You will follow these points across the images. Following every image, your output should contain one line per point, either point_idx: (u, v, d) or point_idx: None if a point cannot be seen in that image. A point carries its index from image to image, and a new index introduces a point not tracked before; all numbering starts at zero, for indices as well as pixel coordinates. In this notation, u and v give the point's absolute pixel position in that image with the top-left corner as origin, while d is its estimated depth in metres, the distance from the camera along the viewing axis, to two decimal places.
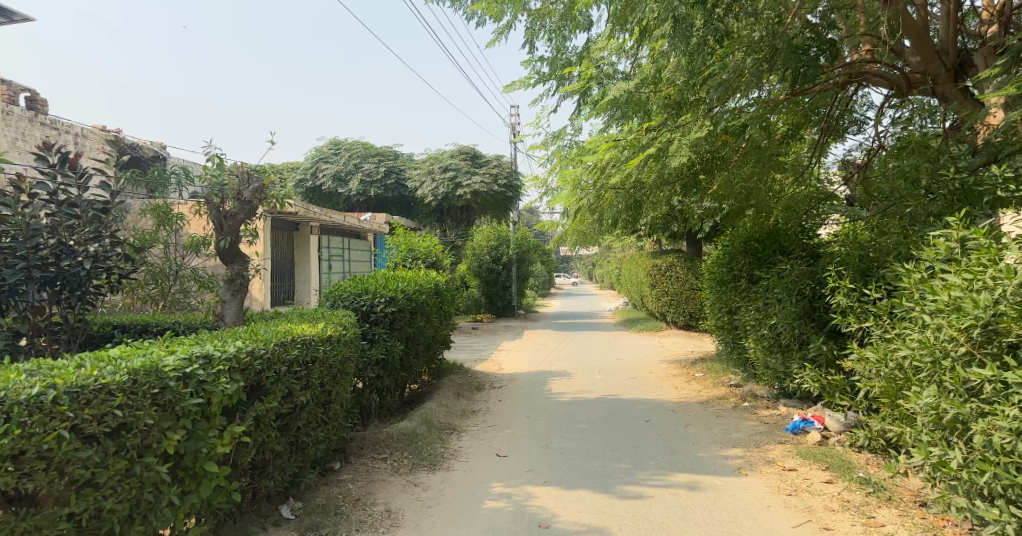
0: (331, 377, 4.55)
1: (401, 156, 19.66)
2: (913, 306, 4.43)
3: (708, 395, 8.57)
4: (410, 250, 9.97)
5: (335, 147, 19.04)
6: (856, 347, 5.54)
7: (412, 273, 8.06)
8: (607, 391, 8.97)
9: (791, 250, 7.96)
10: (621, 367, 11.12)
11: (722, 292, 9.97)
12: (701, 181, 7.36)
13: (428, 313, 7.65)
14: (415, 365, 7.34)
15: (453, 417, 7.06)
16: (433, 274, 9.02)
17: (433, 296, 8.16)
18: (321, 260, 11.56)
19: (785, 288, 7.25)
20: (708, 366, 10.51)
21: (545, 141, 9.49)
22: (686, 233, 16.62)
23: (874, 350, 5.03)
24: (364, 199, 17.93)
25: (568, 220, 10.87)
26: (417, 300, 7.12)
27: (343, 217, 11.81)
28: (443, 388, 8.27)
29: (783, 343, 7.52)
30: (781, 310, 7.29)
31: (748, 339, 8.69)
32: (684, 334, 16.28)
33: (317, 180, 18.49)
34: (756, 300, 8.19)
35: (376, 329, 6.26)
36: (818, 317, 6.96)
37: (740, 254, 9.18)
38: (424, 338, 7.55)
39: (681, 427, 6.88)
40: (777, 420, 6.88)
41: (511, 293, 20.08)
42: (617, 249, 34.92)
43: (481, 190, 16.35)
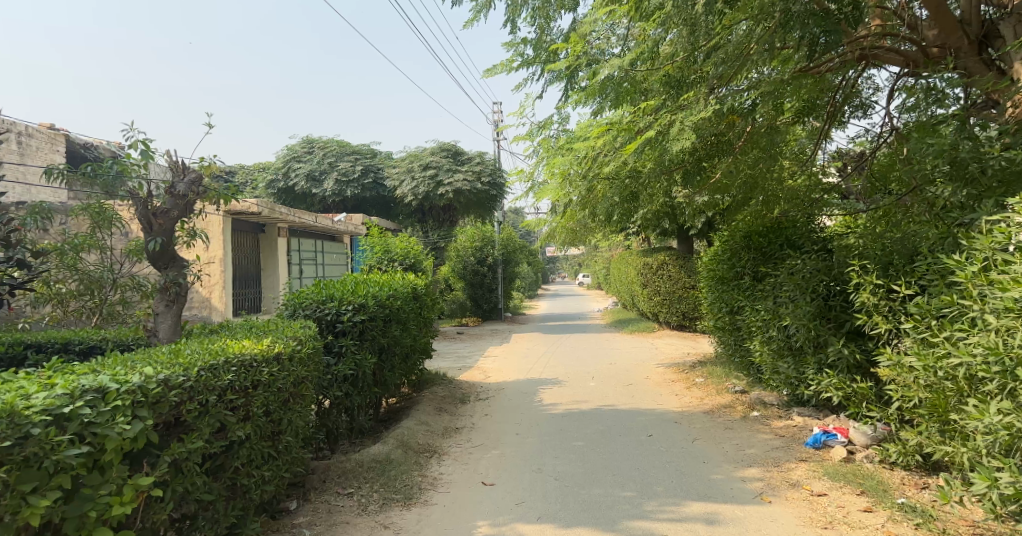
0: (283, 402, 3.82)
1: (380, 154, 18.87)
2: (972, 305, 3.80)
3: (712, 403, 7.93)
4: (386, 252, 9.15)
5: (309, 145, 18.14)
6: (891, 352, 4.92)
7: (386, 277, 7.28)
8: (603, 401, 8.28)
9: (800, 244, 7.33)
10: (616, 372, 10.45)
11: (722, 291, 9.32)
12: (703, 169, 6.70)
13: (405, 321, 6.91)
14: (392, 378, 6.61)
15: (434, 437, 6.35)
16: (413, 277, 8.26)
17: (411, 301, 7.41)
18: (289, 264, 10.75)
19: (798, 286, 6.62)
20: (708, 370, 9.85)
21: (530, 132, 8.80)
22: (677, 230, 16.01)
23: (918, 356, 4.42)
24: (340, 199, 17.11)
25: (557, 217, 10.17)
26: (392, 306, 6.38)
27: (314, 217, 11.01)
28: (423, 403, 7.54)
29: (795, 346, 6.88)
30: (793, 310, 6.65)
31: (754, 341, 8.05)
32: (678, 334, 15.64)
33: (290, 179, 17.54)
34: (763, 300, 7.55)
35: (342, 341, 5.51)
36: (835, 317, 6.34)
37: (742, 250, 8.51)
38: (401, 348, 6.82)
39: (686, 443, 6.21)
40: (794, 432, 6.23)
41: (497, 295, 19.39)
42: (604, 248, 34.34)
43: (463, 188, 15.63)
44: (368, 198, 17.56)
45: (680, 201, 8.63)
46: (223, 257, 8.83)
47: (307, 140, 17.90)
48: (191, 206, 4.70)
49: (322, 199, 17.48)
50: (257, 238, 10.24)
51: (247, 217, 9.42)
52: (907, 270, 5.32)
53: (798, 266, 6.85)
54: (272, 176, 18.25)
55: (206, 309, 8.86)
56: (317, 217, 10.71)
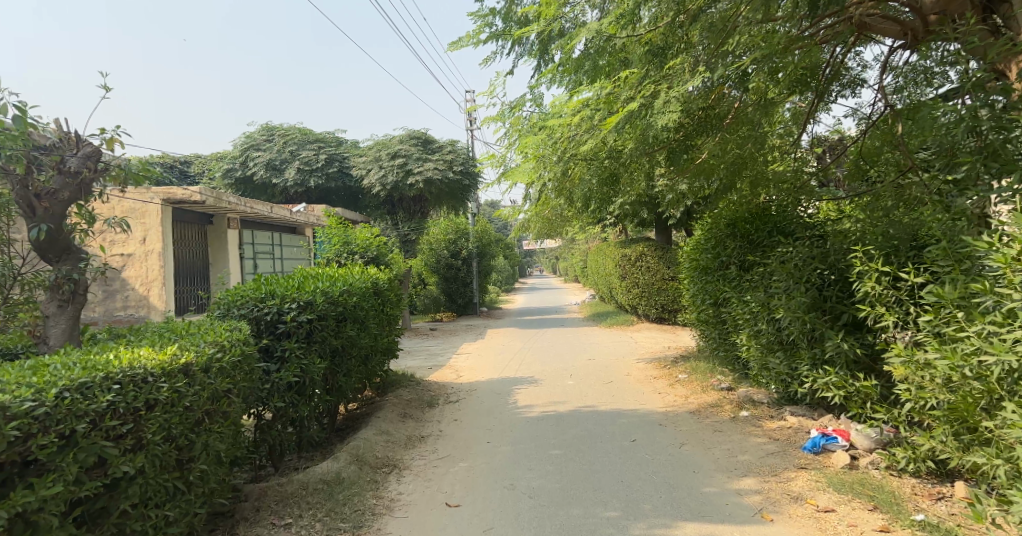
0: (196, 422, 3.18)
1: (345, 143, 18.05)
2: None
3: (698, 402, 7.38)
4: (346, 242, 8.42)
5: (269, 132, 17.20)
6: (905, 349, 4.41)
7: (342, 271, 6.59)
8: (581, 401, 7.71)
9: (791, 230, 6.81)
10: (594, 369, 9.88)
11: (705, 283, 8.79)
12: (689, 148, 6.12)
13: (363, 319, 6.24)
14: (347, 382, 5.96)
15: (394, 448, 5.71)
16: (376, 271, 7.59)
17: (371, 297, 6.74)
18: (241, 258, 10.02)
19: (793, 275, 6.08)
20: (692, 366, 9.33)
21: (501, 113, 8.15)
22: (655, 220, 15.50)
23: (943, 353, 3.90)
24: (304, 189, 16.27)
25: (531, 204, 9.54)
26: (347, 303, 5.72)
27: (270, 207, 10.24)
28: (386, 408, 6.89)
29: (789, 341, 6.33)
30: (786, 302, 6.11)
31: (741, 336, 7.51)
32: (657, 327, 15.14)
33: (248, 169, 16.53)
34: (752, 292, 7.00)
35: (286, 344, 4.84)
36: (831, 309, 5.82)
37: (727, 239, 7.97)
38: (358, 349, 6.16)
39: (671, 450, 5.66)
40: (790, 435, 5.70)
41: (472, 289, 18.83)
42: (581, 240, 33.85)
43: (434, 177, 14.93)
44: (333, 189, 16.77)
45: (661, 186, 8.05)
46: (162, 251, 8.17)
47: (267, 127, 16.95)
48: (86, 185, 4.30)
49: (283, 189, 16.59)
50: (204, 229, 9.52)
51: (190, 206, 8.70)
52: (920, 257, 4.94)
53: (791, 254, 6.31)
54: (227, 163, 17.01)
55: (144, 308, 8.26)
56: (272, 206, 9.96)
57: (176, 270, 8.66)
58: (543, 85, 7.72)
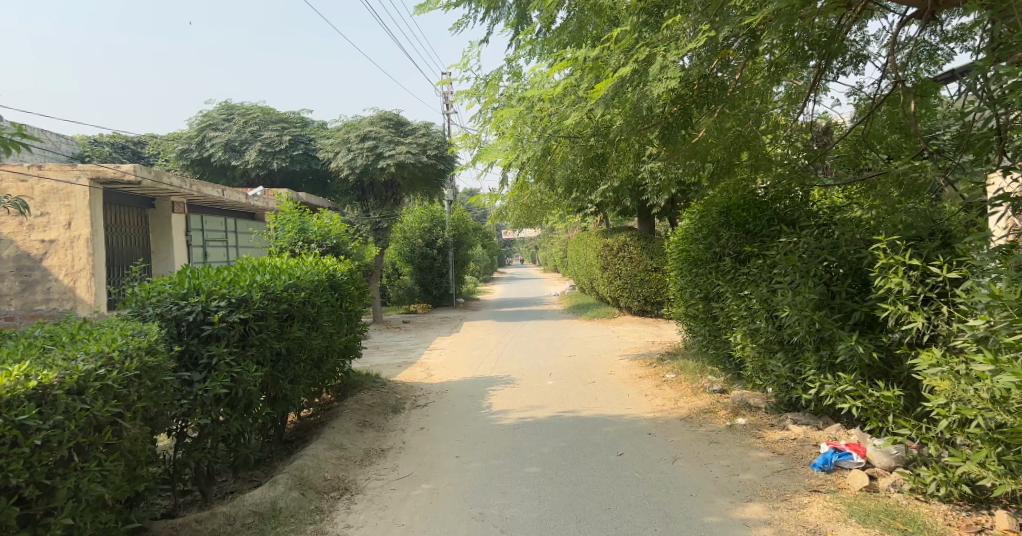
0: (57, 463, 2.61)
1: (312, 125, 17.11)
2: None
3: (689, 407, 6.75)
4: (302, 228, 7.52)
5: (229, 110, 16.17)
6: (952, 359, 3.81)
7: (290, 263, 5.79)
8: (561, 405, 7.03)
9: (794, 218, 6.17)
10: (575, 368, 9.20)
11: (695, 275, 8.16)
12: (687, 123, 5.43)
13: (314, 317, 5.49)
14: (294, 390, 5.21)
15: (347, 466, 4.98)
16: (336, 262, 6.80)
17: (326, 291, 5.98)
18: (187, 246, 9.25)
19: (799, 269, 5.43)
20: (680, 364, 8.69)
21: (475, 87, 7.38)
22: (638, 208, 14.87)
23: (1008, 366, 3.29)
24: (266, 172, 15.32)
25: (509, 189, 8.80)
26: (292, 300, 4.97)
27: (222, 191, 9.40)
28: (343, 415, 6.15)
29: (795, 342, 5.69)
30: (791, 298, 5.45)
31: (738, 334, 6.86)
32: (640, 320, 14.55)
33: (204, 150, 15.41)
34: (751, 287, 6.36)
35: (213, 350, 4.10)
36: (841, 307, 5.18)
37: (720, 228, 7.32)
38: (308, 353, 5.41)
39: (662, 466, 5.01)
40: (795, 448, 5.07)
41: (448, 280, 18.53)
42: (560, 230, 33.36)
43: (407, 161, 14.11)
44: (299, 172, 15.87)
45: (649, 169, 7.35)
46: (89, 238, 7.42)
47: (225, 106, 15.92)
48: None
49: (243, 171, 15.58)
50: (144, 213, 8.71)
51: (126, 188, 7.87)
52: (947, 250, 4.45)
53: (797, 245, 5.66)
54: (182, 144, 15.82)
55: (70, 302, 7.48)
56: (223, 190, 9.12)
57: (108, 259, 7.89)
58: (519, 57, 6.97)
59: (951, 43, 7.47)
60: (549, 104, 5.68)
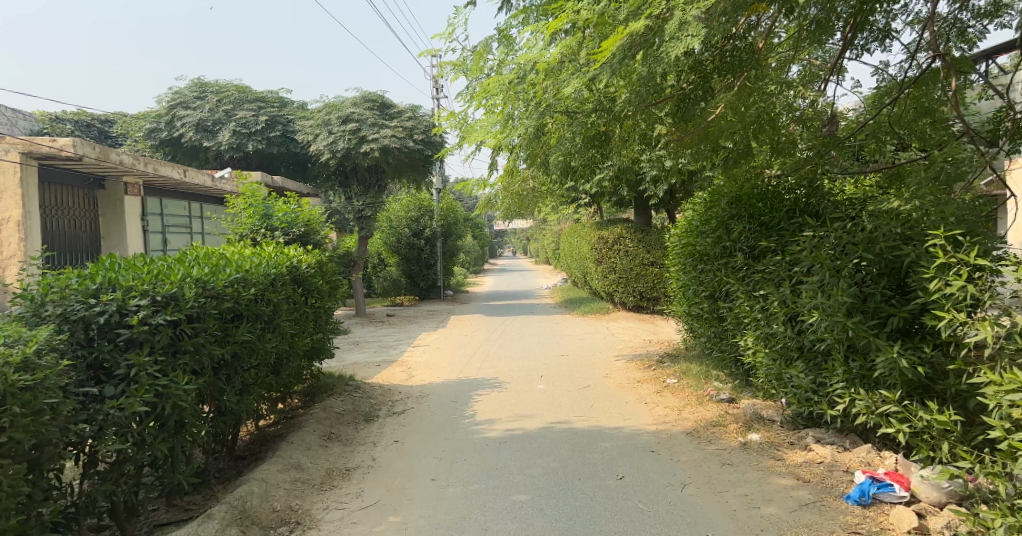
0: None
1: (292, 106, 16.26)
2: None
3: (695, 419, 6.05)
4: (265, 213, 6.72)
5: (201, 88, 15.33)
6: None
7: (240, 253, 5.03)
8: (554, 414, 6.33)
9: (818, 210, 5.49)
10: (568, 369, 8.52)
11: (701, 271, 7.48)
12: (706, 97, 4.72)
13: (269, 316, 4.76)
14: (242, 402, 4.47)
15: (302, 493, 4.27)
16: (301, 253, 6.04)
17: (286, 285, 5.24)
18: (137, 228, 8.52)
19: (828, 266, 4.75)
20: (682, 368, 8.02)
21: (461, 59, 6.63)
22: (635, 199, 14.15)
23: None
24: (241, 154, 14.47)
25: (499, 174, 8.06)
26: (238, 297, 4.25)
27: (182, 172, 8.62)
28: (305, 427, 5.42)
29: (819, 350, 5.01)
30: (815, 299, 4.77)
31: (749, 338, 6.18)
32: (635, 317, 13.88)
33: (174, 129, 14.59)
34: (767, 286, 5.69)
35: (133, 357, 3.38)
36: (876, 312, 4.51)
37: (729, 220, 6.63)
38: (262, 358, 4.68)
39: (669, 495, 4.31)
40: (822, 473, 4.39)
41: (436, 271, 17.88)
42: (552, 222, 32.64)
43: (391, 145, 13.32)
44: (276, 154, 15.04)
45: (651, 152, 6.64)
46: (21, 221, 6.63)
47: (198, 83, 15.07)
48: None
49: (217, 153, 14.74)
50: (88, 192, 7.96)
51: (65, 164, 7.08)
52: (1000, 252, 3.90)
53: (824, 239, 4.98)
54: (151, 122, 14.97)
55: None
56: (184, 171, 8.37)
57: (45, 244, 7.11)
58: (511, 25, 6.22)
59: (984, 20, 6.73)
60: (542, 75, 4.95)
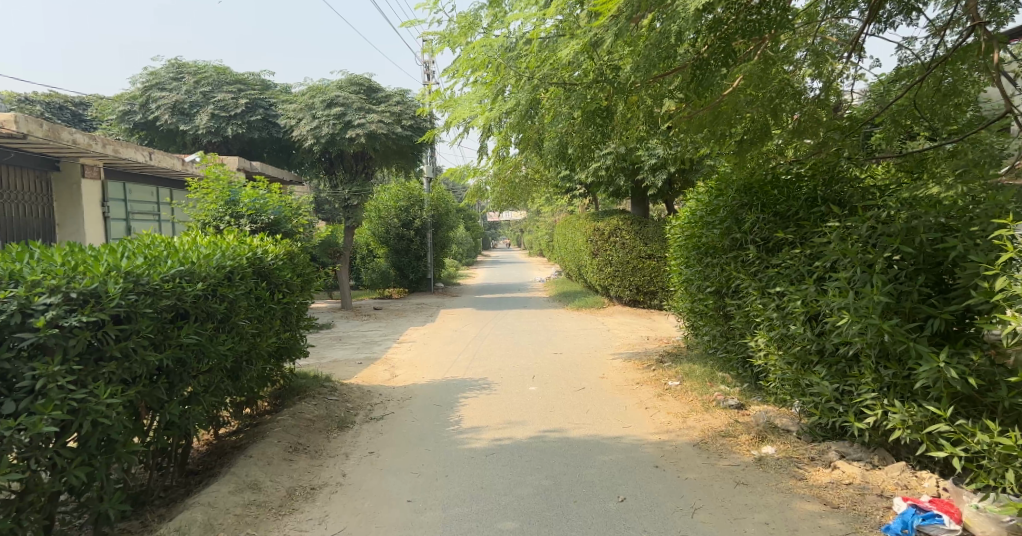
0: None
1: (274, 89, 15.61)
2: None
3: (702, 428, 5.51)
4: (231, 198, 6.10)
5: (178, 69, 14.67)
6: None
7: (191, 242, 4.44)
8: (547, 422, 5.78)
9: (843, 198, 4.94)
10: (562, 370, 7.97)
11: (706, 265, 6.94)
12: (723, 67, 4.13)
13: (222, 314, 4.17)
14: (189, 414, 3.89)
15: (257, 520, 3.71)
16: (267, 243, 5.45)
17: (245, 278, 4.65)
18: (88, 209, 7.98)
19: (859, 260, 4.19)
20: (685, 369, 7.48)
21: (445, 30, 6.03)
22: (633, 189, 13.59)
23: None
24: (219, 139, 13.88)
25: (489, 159, 7.47)
26: (181, 294, 3.67)
27: (144, 153, 8.02)
28: (270, 438, 4.86)
29: (845, 354, 4.47)
30: (843, 298, 4.22)
31: (761, 338, 5.64)
32: (632, 311, 13.36)
33: (148, 112, 13.96)
34: (784, 283, 5.14)
35: (41, 367, 2.80)
36: (913, 314, 3.98)
37: (739, 208, 6.07)
38: (214, 362, 4.11)
39: (678, 522, 3.77)
40: (853, 497, 3.86)
41: (426, 263, 17.29)
42: (547, 214, 32.05)
43: (378, 131, 12.70)
44: (258, 139, 14.42)
45: (656, 133, 6.07)
46: None
47: (174, 63, 14.43)
48: None
49: (195, 137, 14.15)
50: (35, 173, 7.42)
51: (9, 142, 6.48)
52: None
53: (851, 230, 4.43)
54: (124, 104, 14.31)
55: None
56: (149, 154, 7.98)
57: None
58: None
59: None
60: None
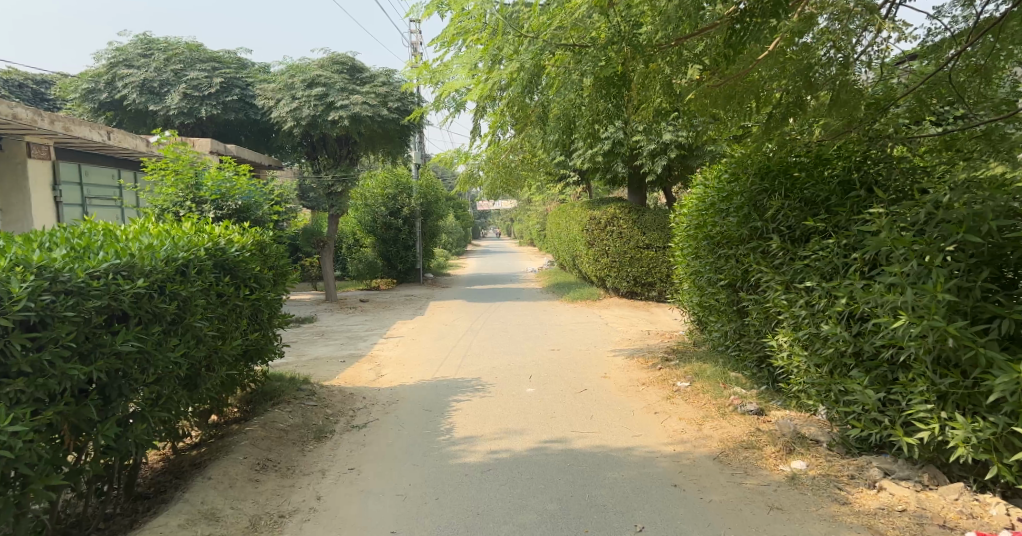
0: None
1: (251, 68, 14.94)
2: None
3: (720, 438, 4.96)
4: (192, 181, 5.44)
5: (147, 46, 13.97)
6: None
7: (136, 231, 3.83)
8: (548, 431, 5.21)
9: (885, 180, 4.36)
10: (562, 368, 7.40)
11: (719, 256, 6.38)
12: None
13: (172, 314, 3.57)
14: (129, 434, 3.28)
15: None
16: (231, 231, 4.82)
17: (202, 271, 4.03)
18: (36, 191, 7.75)
19: (913, 251, 3.63)
20: (694, 368, 6.93)
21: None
22: (630, 175, 12.99)
23: None
24: (192, 120, 13.23)
25: (481, 139, 6.85)
26: (116, 293, 3.07)
27: (96, 132, 7.42)
28: (235, 455, 4.27)
29: (891, 359, 3.92)
30: (898, 295, 3.66)
31: (783, 336, 5.09)
32: (629, 304, 12.80)
33: (115, 91, 13.28)
34: (817, 276, 4.58)
35: None
36: (979, 314, 3.43)
37: (760, 193, 5.50)
38: (162, 372, 3.50)
39: None
40: (911, 528, 3.32)
41: (415, 253, 16.66)
42: (538, 204, 31.45)
43: (362, 113, 12.00)
44: (234, 121, 13.77)
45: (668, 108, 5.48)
46: None
47: (143, 39, 13.77)
48: None
49: (166, 119, 13.47)
50: None
51: None
52: None
53: (902, 216, 3.85)
54: (90, 83, 13.60)
55: None
56: (107, 133, 7.47)
57: None
58: None
59: None
60: None
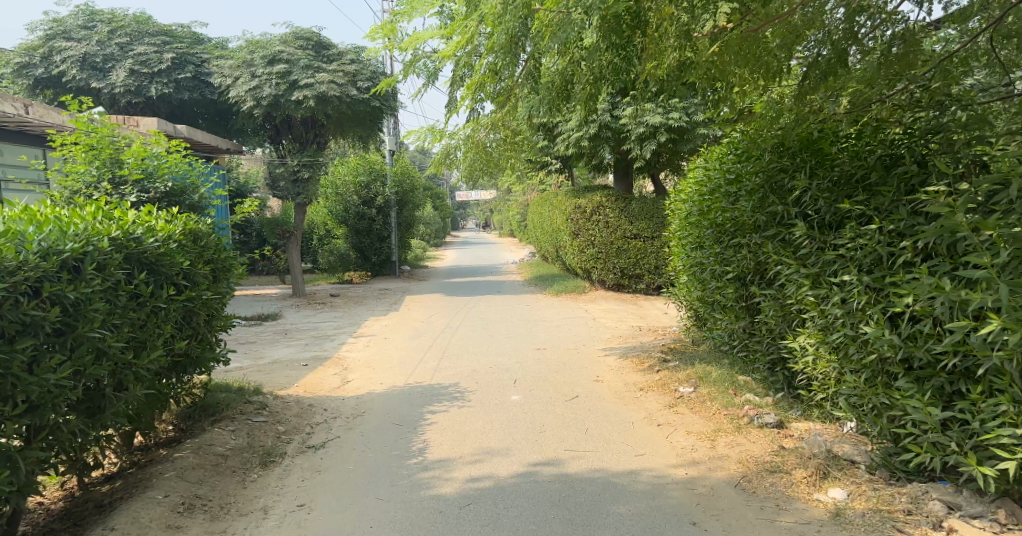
0: None
1: (208, 43, 14.03)
2: None
3: (738, 457, 4.24)
4: (111, 157, 4.60)
5: (89, 17, 13.05)
6: None
7: (10, 216, 3.03)
8: (537, 450, 4.45)
9: (939, 153, 3.63)
10: (548, 371, 6.65)
11: (726, 244, 5.67)
12: None
13: (51, 322, 2.74)
14: None
15: None
16: (154, 218, 3.99)
17: (104, 265, 3.22)
18: None
19: (998, 237, 2.92)
20: (696, 371, 6.22)
21: None
22: (617, 161, 12.25)
23: None
24: (142, 98, 12.47)
25: (455, 112, 6.06)
26: None
27: (18, 107, 6.87)
28: (154, 493, 3.45)
29: (958, 369, 3.21)
30: (981, 293, 2.94)
31: (808, 338, 4.37)
32: (616, 296, 12.09)
33: (54, 66, 12.39)
34: (855, 269, 3.86)
35: None
36: None
37: (777, 172, 4.77)
38: (39, 399, 2.68)
39: None
40: None
41: (389, 245, 15.82)
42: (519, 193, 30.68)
43: (329, 93, 11.14)
44: (189, 101, 12.99)
45: (672, 70, 4.74)
46: None
47: (86, 10, 12.86)
48: None
49: (111, 96, 12.57)
50: None
51: None
52: None
53: (976, 195, 3.13)
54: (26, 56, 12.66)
55: None
56: (27, 108, 6.88)
57: None
58: None
59: None
60: None
